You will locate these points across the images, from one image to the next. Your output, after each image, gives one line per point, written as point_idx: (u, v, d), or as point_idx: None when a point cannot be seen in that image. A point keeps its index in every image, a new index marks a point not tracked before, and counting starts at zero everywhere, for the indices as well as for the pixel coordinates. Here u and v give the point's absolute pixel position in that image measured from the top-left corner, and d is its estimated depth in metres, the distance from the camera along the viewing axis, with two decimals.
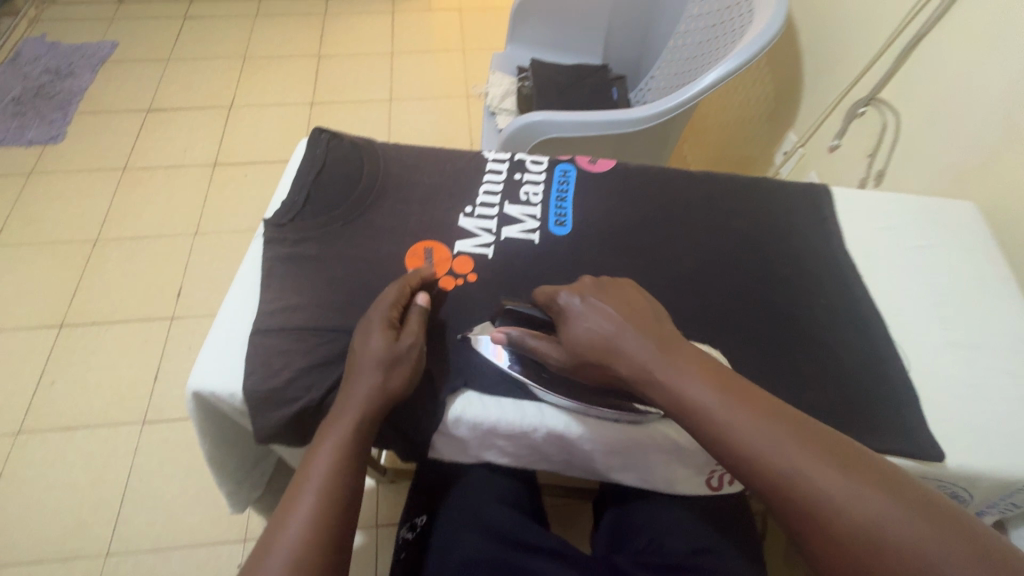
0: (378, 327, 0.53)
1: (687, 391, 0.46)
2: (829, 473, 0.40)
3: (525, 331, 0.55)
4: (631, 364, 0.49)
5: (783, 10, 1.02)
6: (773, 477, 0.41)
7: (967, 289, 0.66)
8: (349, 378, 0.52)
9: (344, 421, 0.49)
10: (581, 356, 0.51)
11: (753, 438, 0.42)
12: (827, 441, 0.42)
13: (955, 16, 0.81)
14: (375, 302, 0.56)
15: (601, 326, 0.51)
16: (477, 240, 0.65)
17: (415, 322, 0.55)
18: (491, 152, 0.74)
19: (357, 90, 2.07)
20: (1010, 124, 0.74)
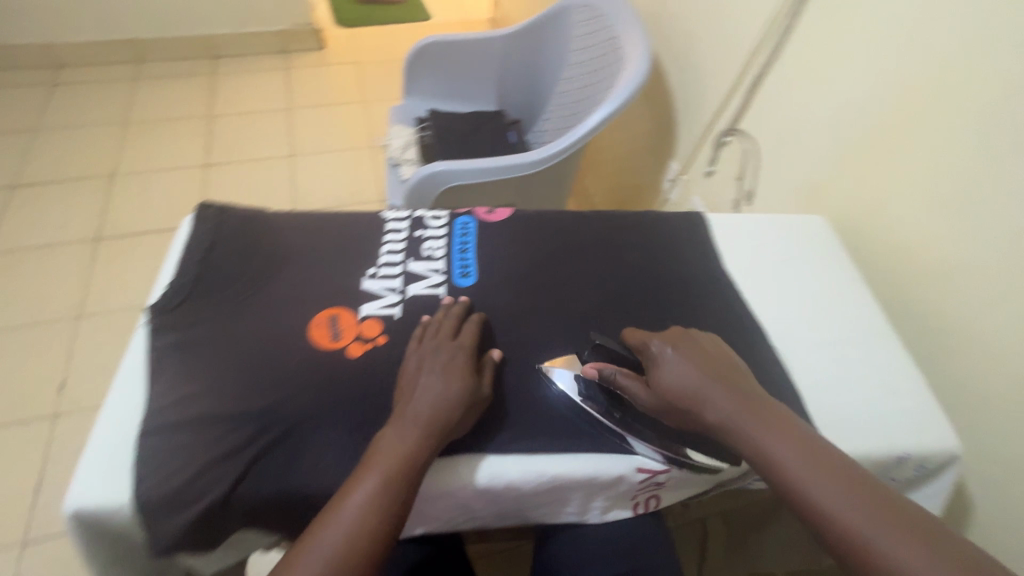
0: (460, 361, 0.57)
1: (773, 451, 0.51)
2: (899, 540, 0.44)
3: (618, 367, 0.59)
4: (714, 413, 0.54)
5: (648, 55, 1.13)
6: (849, 540, 0.46)
7: (828, 292, 0.75)
8: (421, 398, 0.53)
9: (408, 434, 0.51)
10: (663, 393, 0.56)
11: (832, 500, 0.47)
12: (899, 510, 0.46)
13: (784, 58, 0.94)
14: (458, 336, 0.59)
15: (690, 372, 0.56)
16: (383, 301, 0.65)
17: (489, 371, 0.59)
18: (390, 212, 0.75)
19: (255, 149, 2.01)
20: (838, 147, 0.87)
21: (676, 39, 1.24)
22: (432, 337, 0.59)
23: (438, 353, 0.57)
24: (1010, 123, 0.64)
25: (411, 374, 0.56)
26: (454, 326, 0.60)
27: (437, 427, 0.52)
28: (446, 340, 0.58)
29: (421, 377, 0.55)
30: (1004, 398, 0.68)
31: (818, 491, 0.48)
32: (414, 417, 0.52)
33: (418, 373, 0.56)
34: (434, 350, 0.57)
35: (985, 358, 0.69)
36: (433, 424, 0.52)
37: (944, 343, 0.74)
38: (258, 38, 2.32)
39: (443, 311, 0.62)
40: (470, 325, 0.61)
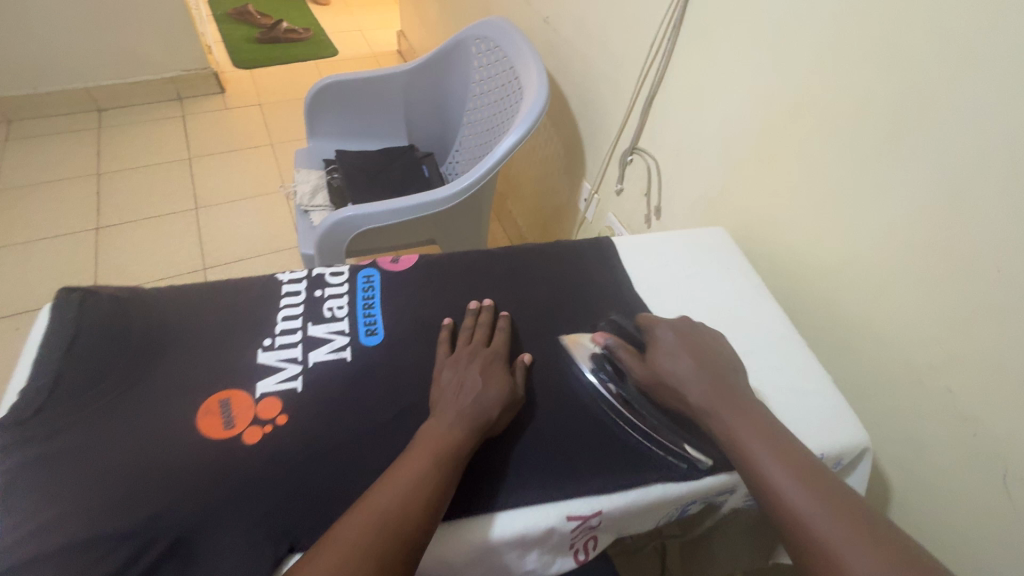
0: (497, 365, 0.60)
1: (740, 431, 0.56)
2: (833, 517, 0.49)
3: (623, 343, 0.65)
4: (698, 398, 0.59)
5: (546, 81, 1.15)
6: (789, 507, 0.50)
7: (734, 302, 0.78)
8: (465, 395, 0.56)
9: (453, 423, 0.54)
10: (655, 368, 0.62)
11: (800, 496, 0.50)
12: (841, 496, 0.50)
13: (669, 79, 0.99)
14: (496, 345, 0.63)
15: (679, 358, 0.62)
16: (281, 374, 0.59)
17: (521, 376, 0.62)
18: (286, 273, 0.71)
19: (154, 205, 1.87)
20: (727, 159, 0.91)
21: (572, 64, 1.27)
22: (467, 342, 0.63)
23: (474, 357, 0.61)
24: (866, 128, 0.68)
25: (449, 374, 0.59)
26: (487, 333, 0.65)
27: (478, 422, 0.55)
28: (481, 347, 0.62)
29: (464, 378, 0.58)
30: (901, 382, 0.72)
31: (788, 487, 0.51)
32: (456, 409, 0.55)
33: (457, 372, 0.59)
34: (471, 355, 0.61)
35: (880, 347, 0.74)
36: (474, 417, 0.55)
37: (844, 336, 0.78)
38: (147, 87, 2.17)
39: (473, 316, 0.67)
40: (499, 332, 0.65)
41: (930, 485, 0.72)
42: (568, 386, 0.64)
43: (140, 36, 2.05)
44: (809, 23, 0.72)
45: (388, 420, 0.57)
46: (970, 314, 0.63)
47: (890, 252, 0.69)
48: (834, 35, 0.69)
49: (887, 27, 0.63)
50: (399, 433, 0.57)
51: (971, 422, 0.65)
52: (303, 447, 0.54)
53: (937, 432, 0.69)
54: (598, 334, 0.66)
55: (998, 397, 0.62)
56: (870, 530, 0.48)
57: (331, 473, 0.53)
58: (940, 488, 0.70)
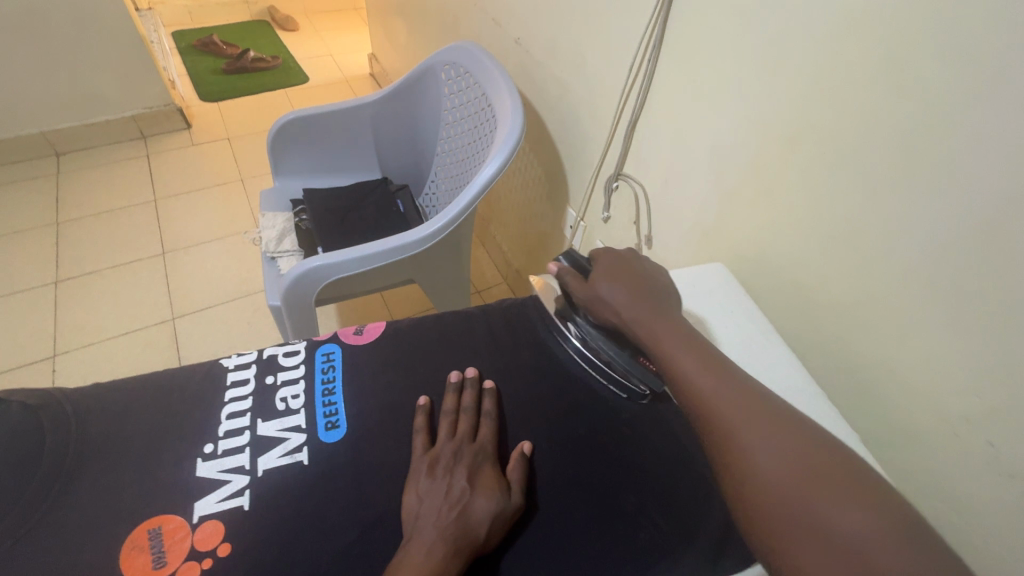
0: (484, 466, 0.53)
1: (662, 338, 0.56)
2: (732, 403, 0.50)
3: (572, 273, 0.65)
4: (627, 315, 0.59)
5: (521, 107, 1.07)
6: (696, 400, 0.52)
7: (739, 349, 0.70)
8: (442, 499, 0.49)
9: (433, 545, 0.46)
10: (594, 293, 0.62)
11: (711, 390, 0.51)
12: (744, 390, 0.51)
13: (651, 103, 0.92)
14: (481, 436, 0.56)
15: (616, 283, 0.61)
16: (224, 490, 0.50)
17: (517, 474, 0.53)
18: (234, 357, 0.62)
19: (118, 252, 1.77)
20: (719, 186, 0.84)
21: (548, 87, 1.20)
22: (447, 434, 0.55)
23: (454, 457, 0.53)
24: (875, 154, 0.61)
25: (426, 477, 0.51)
26: (471, 424, 0.56)
27: (464, 541, 0.47)
28: (465, 444, 0.54)
29: (448, 484, 0.50)
30: (934, 434, 0.64)
31: (696, 381, 0.52)
32: (436, 529, 0.47)
33: (436, 473, 0.52)
34: (454, 455, 0.53)
35: (907, 393, 0.65)
36: (457, 539, 0.47)
37: (864, 381, 0.71)
38: (108, 127, 2.08)
39: (454, 395, 0.59)
40: (487, 420, 0.57)
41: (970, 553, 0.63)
42: (562, 474, 0.55)
43: (96, 74, 1.95)
44: (805, 38, 0.64)
45: (351, 541, 0.48)
46: (1010, 364, 0.54)
47: (912, 290, 0.61)
48: (832, 55, 0.62)
49: (896, 42, 0.56)
50: (364, 556, 0.48)
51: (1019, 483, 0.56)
52: None
53: (978, 493, 0.60)
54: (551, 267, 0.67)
55: None
56: (769, 415, 0.49)
57: None
58: (983, 556, 0.62)
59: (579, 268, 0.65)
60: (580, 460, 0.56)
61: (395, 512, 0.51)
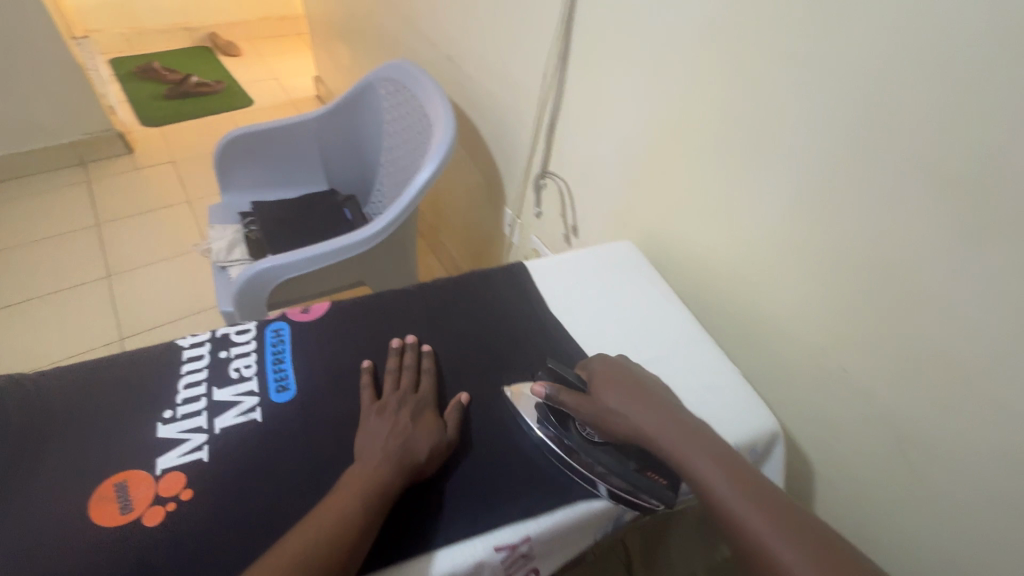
0: (424, 409, 0.61)
1: (697, 463, 0.56)
2: (783, 537, 0.49)
3: (561, 389, 0.63)
4: (641, 426, 0.60)
5: (452, 116, 1.18)
6: (742, 529, 0.51)
7: (646, 310, 0.81)
8: (388, 435, 0.57)
9: (380, 464, 0.54)
10: (599, 404, 0.62)
11: (754, 518, 0.51)
12: (793, 519, 0.51)
13: (566, 106, 1.05)
14: (422, 387, 0.64)
15: (624, 399, 0.61)
16: (185, 446, 0.57)
17: (453, 416, 0.62)
18: (189, 338, 0.68)
19: (60, 277, 1.74)
20: (626, 174, 0.96)
21: (480, 99, 1.32)
22: (393, 386, 0.63)
23: (398, 401, 0.61)
24: (736, 138, 0.74)
25: (375, 419, 0.59)
26: (414, 378, 0.65)
27: (407, 463, 0.55)
28: (408, 393, 0.63)
29: (392, 422, 0.59)
30: (803, 366, 0.77)
31: (739, 507, 0.52)
32: (382, 453, 0.55)
33: (383, 417, 0.59)
34: (399, 400, 0.61)
35: (781, 335, 0.78)
36: (401, 460, 0.55)
37: (749, 330, 0.83)
38: (45, 153, 2.05)
39: (396, 356, 0.67)
40: (426, 374, 0.66)
41: (840, 463, 0.76)
42: (487, 415, 0.64)
43: (31, 101, 1.94)
44: (678, 45, 0.78)
45: (303, 479, 0.56)
46: (844, 295, 0.68)
47: (774, 246, 0.75)
48: (696, 58, 0.76)
49: (741, 47, 0.70)
50: (315, 490, 0.55)
51: (864, 393, 0.70)
52: (208, 523, 0.51)
53: (838, 409, 0.73)
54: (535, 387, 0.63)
55: (880, 367, 0.67)
56: (823, 547, 0.48)
57: (239, 544, 0.51)
58: (849, 463, 0.74)
59: (565, 381, 0.65)
60: (509, 407, 0.65)
61: (342, 453, 0.58)
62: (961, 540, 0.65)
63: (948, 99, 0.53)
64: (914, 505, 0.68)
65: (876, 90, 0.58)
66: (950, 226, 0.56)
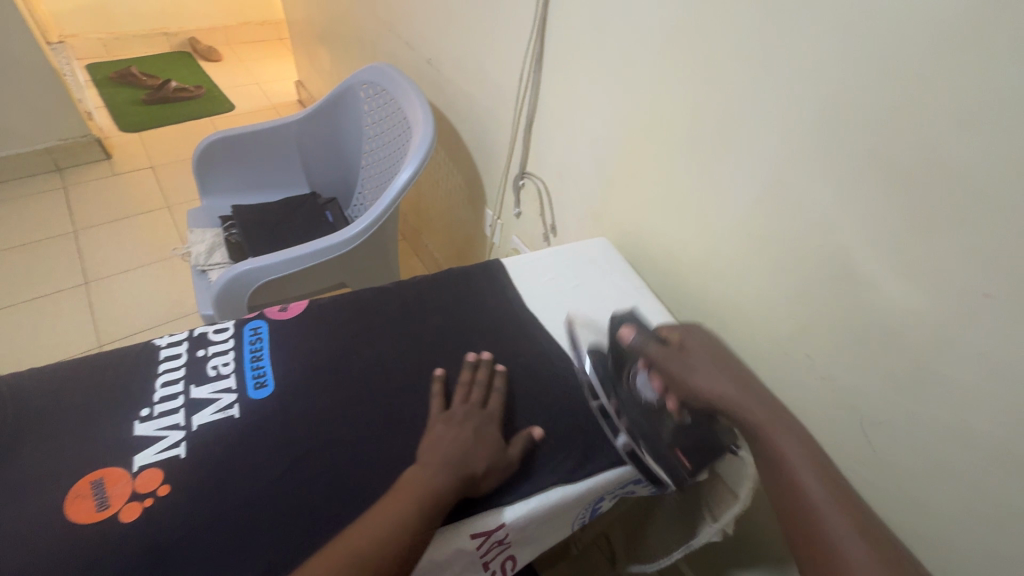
0: (489, 426, 0.62)
1: (787, 451, 0.60)
2: (849, 531, 0.54)
3: (648, 340, 0.68)
4: (729, 398, 0.64)
5: (431, 118, 1.19)
6: (809, 513, 0.56)
7: (620, 305, 0.83)
8: (454, 445, 0.59)
9: (436, 476, 0.56)
10: (685, 368, 0.66)
11: (821, 498, 0.57)
12: (865, 524, 0.55)
13: (542, 108, 1.07)
14: (489, 406, 0.65)
15: (717, 377, 0.65)
16: (162, 443, 0.57)
17: (519, 445, 0.62)
18: (166, 337, 0.68)
19: (36, 284, 1.72)
20: (600, 172, 0.98)
21: (459, 101, 1.33)
22: (463, 399, 0.65)
23: (468, 415, 0.63)
24: (701, 135, 0.77)
25: (441, 427, 0.61)
26: (483, 395, 0.66)
27: (459, 478, 0.57)
28: (476, 408, 0.64)
29: (457, 434, 0.60)
30: (771, 355, 0.79)
31: (815, 499, 0.57)
32: (443, 462, 0.57)
33: (452, 427, 0.61)
34: (465, 414, 0.62)
35: (750, 326, 0.81)
36: (458, 474, 0.57)
37: (720, 322, 0.86)
38: (20, 160, 2.02)
39: (470, 370, 0.68)
40: (495, 394, 0.66)
41: None
42: None
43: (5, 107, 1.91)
44: (645, 46, 0.80)
45: (281, 472, 0.57)
46: (807, 286, 0.71)
47: (741, 240, 0.78)
48: (662, 59, 0.78)
49: (702, 47, 0.72)
50: (293, 483, 0.56)
51: (828, 380, 0.72)
52: (186, 518, 0.52)
53: (806, 395, 0.76)
54: (625, 331, 0.70)
55: (842, 353, 0.69)
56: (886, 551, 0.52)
57: (217, 536, 0.51)
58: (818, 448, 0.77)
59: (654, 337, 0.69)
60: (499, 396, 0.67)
61: (320, 448, 0.59)
62: (925, 517, 0.67)
63: (895, 93, 0.55)
64: (879, 484, 0.71)
65: (829, 86, 0.60)
66: (901, 216, 0.58)
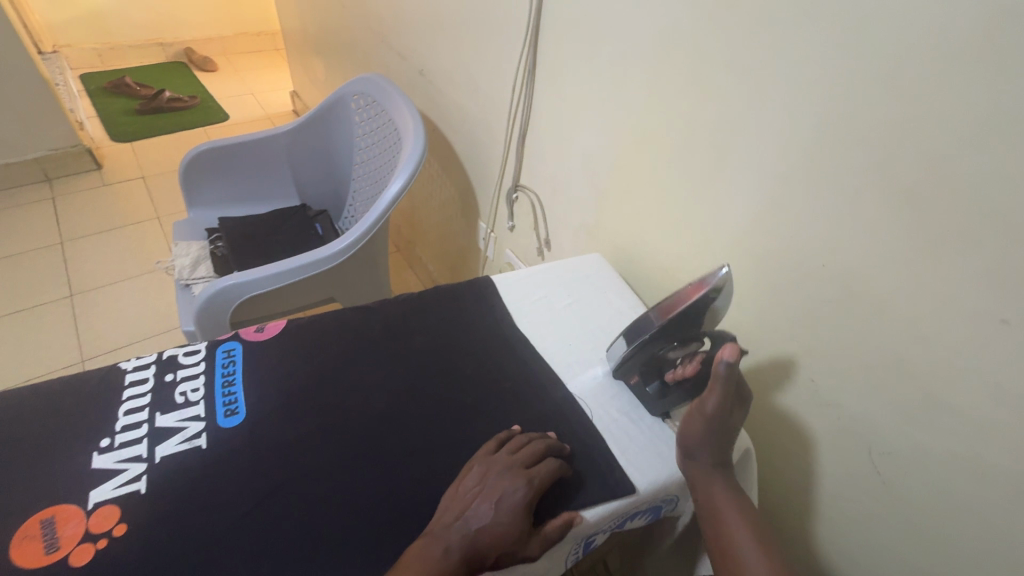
0: (520, 492, 0.54)
1: (722, 510, 0.59)
2: None
3: (722, 388, 0.59)
4: (689, 448, 0.61)
5: (423, 130, 1.16)
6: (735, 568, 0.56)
7: (615, 324, 0.80)
8: (474, 516, 0.53)
9: (449, 548, 0.50)
10: (704, 419, 0.61)
11: (753, 562, 0.55)
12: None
13: (534, 121, 1.04)
14: (532, 471, 0.56)
15: (699, 438, 0.61)
16: (121, 477, 0.53)
17: (551, 534, 0.55)
18: (134, 360, 0.65)
19: (19, 298, 1.68)
20: (594, 186, 0.95)
21: (451, 112, 1.31)
22: (509, 453, 0.58)
23: (504, 475, 0.55)
24: (697, 150, 0.74)
25: (473, 483, 0.55)
26: (533, 457, 0.58)
27: (473, 550, 0.51)
28: (519, 469, 0.56)
29: (481, 497, 0.54)
30: (773, 378, 0.76)
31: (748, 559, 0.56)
32: (459, 536, 0.51)
33: (482, 487, 0.54)
34: (502, 472, 0.55)
35: (752, 346, 0.78)
36: (468, 549, 0.51)
37: None
38: (8, 170, 1.99)
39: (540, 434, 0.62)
40: (549, 462, 0.58)
41: (813, 476, 0.75)
42: (452, 437, 0.61)
43: None
44: (638, 58, 0.78)
45: (247, 510, 0.52)
46: (810, 307, 0.68)
47: (740, 258, 0.74)
48: (656, 71, 0.76)
49: (698, 58, 0.69)
50: (258, 522, 0.52)
51: (833, 406, 0.69)
52: (137, 564, 0.48)
53: (809, 422, 0.73)
54: (727, 348, 0.58)
55: (847, 378, 0.66)
56: None
57: None
58: (823, 476, 0.73)
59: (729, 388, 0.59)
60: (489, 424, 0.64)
61: (289, 483, 0.55)
62: (937, 553, 0.64)
63: (902, 105, 0.52)
64: (887, 516, 0.67)
65: (830, 100, 0.57)
66: (909, 234, 0.55)
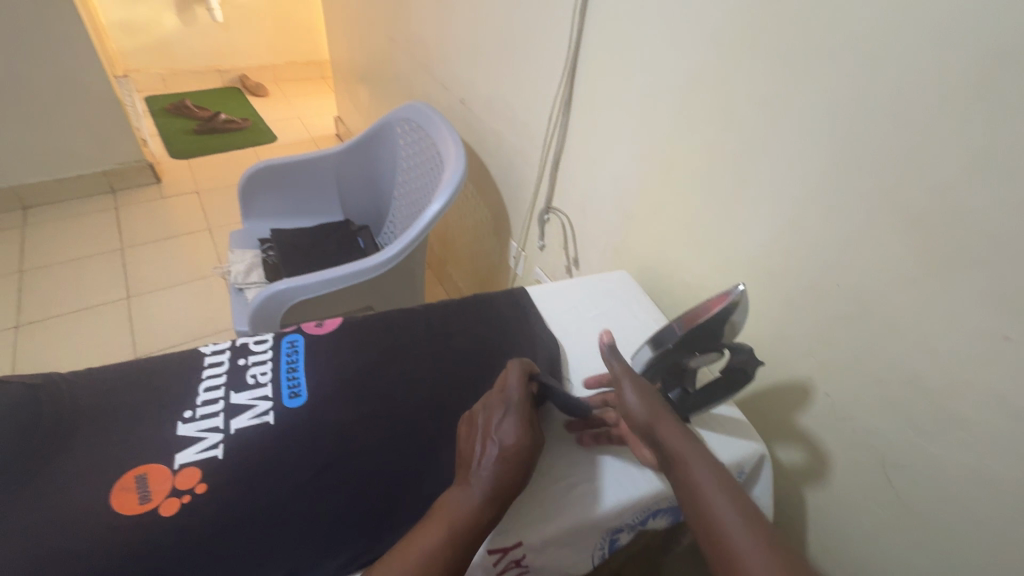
0: (499, 415, 0.60)
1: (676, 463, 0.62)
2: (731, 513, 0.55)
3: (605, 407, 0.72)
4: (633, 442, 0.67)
5: (463, 153, 1.26)
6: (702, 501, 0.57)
7: (639, 336, 0.85)
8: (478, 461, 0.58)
9: (471, 498, 0.55)
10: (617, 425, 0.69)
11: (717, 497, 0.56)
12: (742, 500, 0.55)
13: (568, 147, 1.12)
14: (504, 391, 0.63)
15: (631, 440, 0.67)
16: (202, 444, 0.61)
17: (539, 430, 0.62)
18: (210, 346, 0.73)
19: (83, 297, 1.82)
20: (622, 209, 1.02)
21: (489, 138, 1.41)
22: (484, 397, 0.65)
23: (488, 413, 0.61)
24: (721, 176, 0.81)
25: (468, 433, 0.61)
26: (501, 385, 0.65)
27: (498, 487, 0.55)
28: (494, 400, 0.63)
29: (477, 440, 0.59)
30: (791, 393, 0.80)
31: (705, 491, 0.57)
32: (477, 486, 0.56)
33: (477, 431, 0.60)
34: (483, 411, 0.62)
35: (771, 362, 0.82)
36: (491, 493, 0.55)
37: None
38: (79, 181, 2.17)
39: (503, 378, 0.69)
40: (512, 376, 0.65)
41: (829, 488, 0.78)
42: None
43: (71, 132, 2.07)
44: (667, 93, 0.85)
45: (310, 478, 0.59)
46: (825, 324, 0.72)
47: (760, 278, 0.80)
48: (684, 104, 0.83)
49: (723, 95, 0.77)
50: (322, 492, 0.59)
51: (848, 420, 0.72)
52: (218, 518, 0.55)
53: (824, 435, 0.76)
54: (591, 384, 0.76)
55: (860, 392, 0.70)
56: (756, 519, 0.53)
57: (254, 539, 0.55)
58: (838, 489, 0.76)
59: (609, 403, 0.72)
60: None
61: (346, 458, 0.62)
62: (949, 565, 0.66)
63: (910, 140, 0.58)
64: (901, 529, 0.70)
65: (843, 134, 0.64)
66: (917, 257, 0.60)
